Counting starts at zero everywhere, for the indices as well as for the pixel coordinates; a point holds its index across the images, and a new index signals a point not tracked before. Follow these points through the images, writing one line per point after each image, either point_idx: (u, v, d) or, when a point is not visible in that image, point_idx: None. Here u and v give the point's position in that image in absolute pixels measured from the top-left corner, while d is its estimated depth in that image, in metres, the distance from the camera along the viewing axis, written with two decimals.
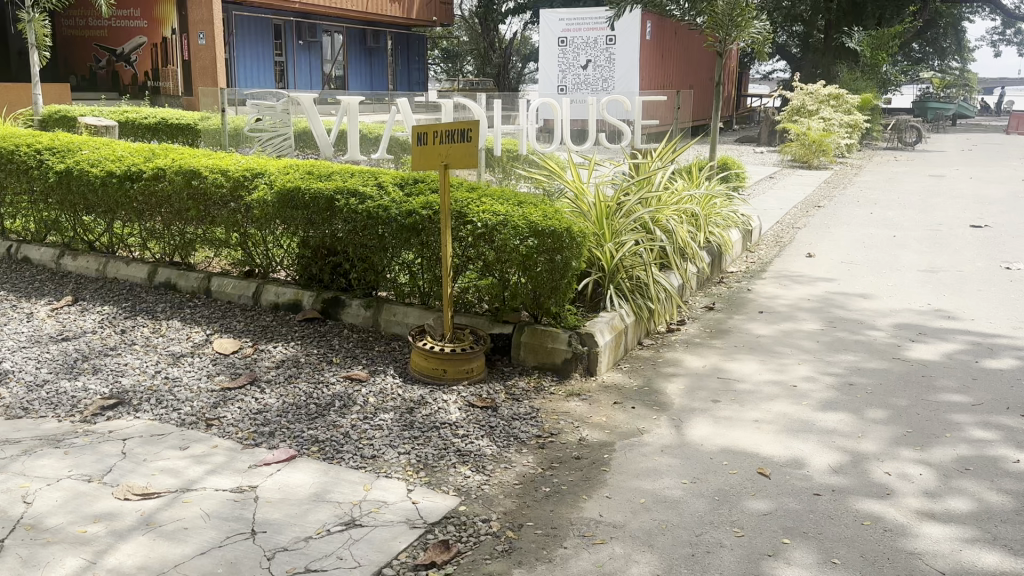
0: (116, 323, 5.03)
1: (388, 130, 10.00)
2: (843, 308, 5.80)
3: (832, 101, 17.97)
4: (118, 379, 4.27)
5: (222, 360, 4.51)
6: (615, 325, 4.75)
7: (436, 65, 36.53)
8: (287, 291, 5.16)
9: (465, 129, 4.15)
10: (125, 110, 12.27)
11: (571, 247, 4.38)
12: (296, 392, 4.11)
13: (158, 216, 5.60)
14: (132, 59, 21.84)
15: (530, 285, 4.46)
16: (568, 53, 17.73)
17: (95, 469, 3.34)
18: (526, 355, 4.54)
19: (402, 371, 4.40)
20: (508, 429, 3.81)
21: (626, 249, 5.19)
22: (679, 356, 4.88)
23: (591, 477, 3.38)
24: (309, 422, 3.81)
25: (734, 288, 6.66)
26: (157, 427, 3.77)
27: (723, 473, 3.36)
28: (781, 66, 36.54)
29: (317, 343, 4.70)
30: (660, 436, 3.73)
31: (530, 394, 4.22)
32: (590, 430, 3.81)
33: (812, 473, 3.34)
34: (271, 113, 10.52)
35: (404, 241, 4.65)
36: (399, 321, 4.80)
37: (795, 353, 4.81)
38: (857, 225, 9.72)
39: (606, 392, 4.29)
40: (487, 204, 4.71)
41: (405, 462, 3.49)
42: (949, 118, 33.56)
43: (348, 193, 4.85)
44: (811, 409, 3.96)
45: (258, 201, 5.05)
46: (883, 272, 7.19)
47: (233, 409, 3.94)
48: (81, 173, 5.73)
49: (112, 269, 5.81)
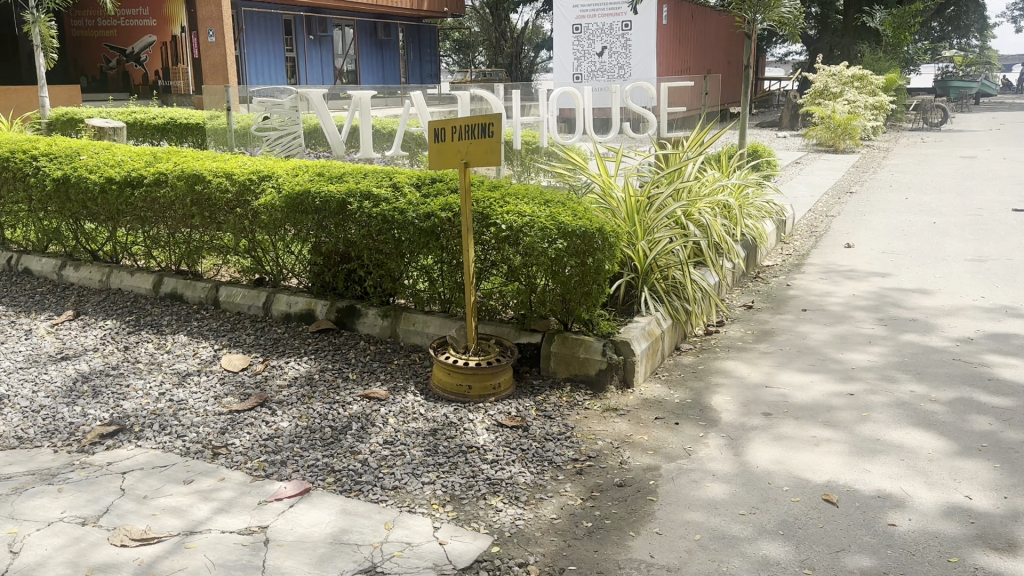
0: (119, 339, 4.74)
1: (403, 125, 9.65)
2: (900, 306, 5.65)
3: (857, 83, 17.48)
4: (119, 403, 3.97)
5: (231, 378, 4.20)
6: (651, 331, 4.40)
7: (448, 57, 36.17)
8: (299, 301, 4.85)
9: (487, 123, 3.80)
10: (133, 111, 11.99)
11: (602, 249, 4.03)
12: (310, 414, 3.79)
13: (161, 223, 5.30)
14: (142, 59, 21.61)
15: (559, 291, 4.11)
16: (583, 40, 17.34)
17: (91, 510, 3.04)
18: (557, 366, 4.20)
19: (423, 388, 4.07)
20: (542, 452, 3.48)
21: (660, 248, 4.83)
22: (723, 365, 4.57)
23: (638, 509, 3.06)
24: (324, 449, 3.49)
25: (773, 284, 6.32)
26: (159, 457, 3.46)
27: (785, 502, 3.11)
28: (799, 48, 35.82)
29: (332, 358, 4.38)
30: (711, 460, 3.45)
31: (563, 410, 3.89)
32: (633, 453, 3.49)
33: (883, 505, 3.10)
34: (279, 111, 10.03)
35: (422, 247, 4.32)
36: (419, 331, 4.48)
37: (851, 364, 4.56)
38: (895, 211, 9.32)
39: (647, 407, 3.97)
40: (510, 203, 4.36)
41: (430, 494, 3.16)
42: (973, 98, 32.80)
43: (361, 196, 4.52)
44: (877, 426, 3.80)
45: (265, 206, 4.73)
46: (930, 263, 6.84)
47: (243, 434, 3.63)
48: (80, 181, 5.44)
49: (116, 281, 5.53)
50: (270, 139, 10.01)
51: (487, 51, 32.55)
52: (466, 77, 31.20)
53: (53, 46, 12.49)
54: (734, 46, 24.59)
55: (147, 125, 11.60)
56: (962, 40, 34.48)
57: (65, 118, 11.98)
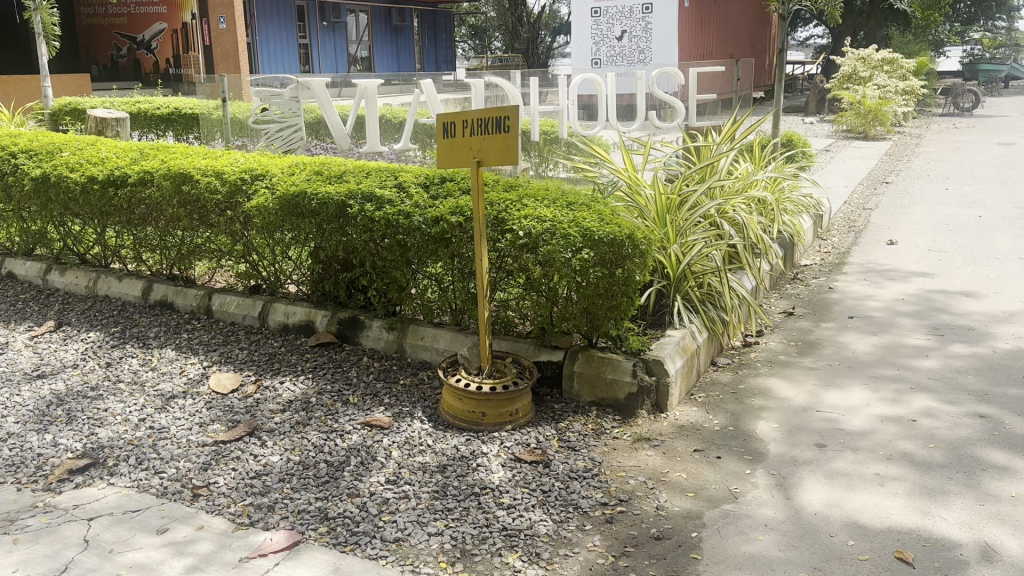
0: (102, 354, 4.34)
1: (413, 114, 8.90)
2: (954, 312, 5.15)
3: (887, 66, 16.81)
4: (94, 431, 3.56)
5: (219, 402, 3.78)
6: (686, 347, 3.95)
7: (463, 42, 35.64)
8: (297, 311, 4.43)
9: (502, 117, 3.34)
10: (138, 100, 11.62)
11: (633, 258, 3.57)
12: (304, 446, 3.37)
13: (148, 224, 4.88)
14: (152, 47, 21.42)
15: (583, 304, 3.65)
16: (602, 24, 16.74)
17: (48, 569, 2.63)
18: (581, 388, 3.75)
19: (432, 414, 3.64)
20: (566, 495, 3.03)
21: (695, 252, 4.36)
22: (765, 384, 4.11)
23: (680, 570, 2.63)
24: (318, 490, 3.07)
25: (813, 287, 5.83)
26: (133, 500, 3.06)
27: (852, 560, 2.66)
28: (821, 31, 34.86)
29: (332, 377, 3.95)
30: (761, 505, 2.98)
31: (588, 441, 3.44)
32: (670, 495, 3.05)
33: (967, 564, 2.63)
34: (279, 102, 9.45)
35: (430, 255, 3.87)
36: (428, 347, 4.05)
37: (907, 382, 4.08)
38: (935, 203, 8.78)
39: (684, 437, 3.52)
40: (527, 206, 3.92)
41: (437, 549, 2.73)
42: (1002, 82, 31.79)
43: (363, 198, 4.08)
44: (945, 457, 3.32)
45: (257, 208, 4.29)
46: (980, 263, 6.32)
47: (227, 471, 3.22)
48: (60, 180, 5.04)
49: (103, 287, 5.14)
50: (268, 132, 9.51)
51: (503, 35, 31.93)
52: (482, 62, 30.61)
53: (55, 33, 12.11)
54: (758, 28, 23.78)
55: (152, 114, 11.22)
56: (992, 22, 33.42)
57: (68, 108, 11.62)
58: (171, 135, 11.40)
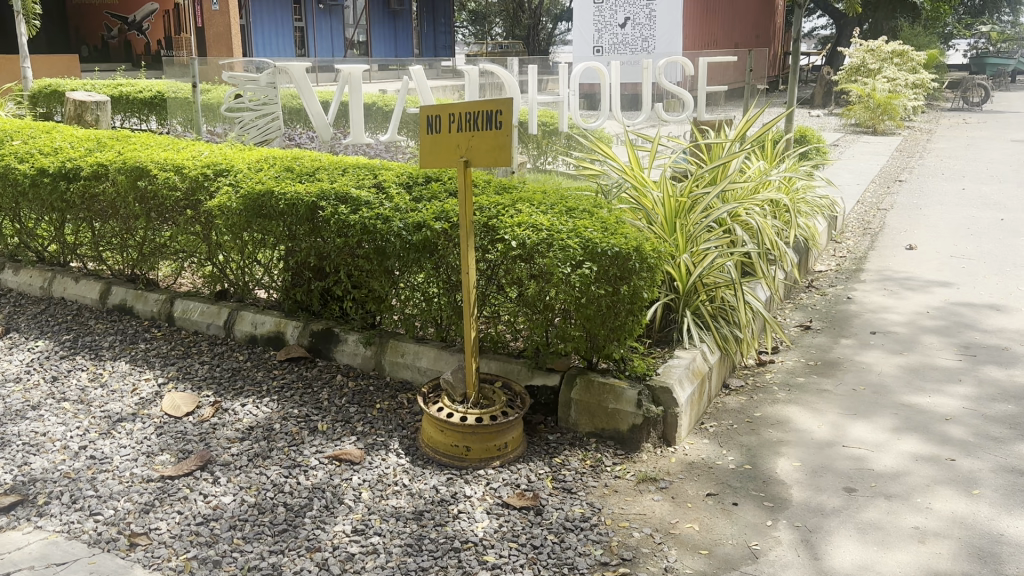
0: (48, 365, 3.92)
1: (401, 102, 8.37)
2: (983, 329, 4.73)
3: (897, 58, 16.29)
4: (27, 460, 3.13)
5: (171, 426, 3.37)
6: (697, 370, 3.54)
7: (464, 28, 35.35)
8: (266, 320, 4.01)
9: (495, 110, 2.92)
10: (120, 84, 11.18)
11: (640, 272, 3.17)
12: (261, 484, 2.96)
13: (103, 222, 4.46)
14: (143, 28, 20.97)
15: (582, 326, 3.23)
16: (605, 10, 15.98)
17: None
18: (579, 418, 3.34)
19: (410, 446, 3.23)
20: (559, 552, 2.61)
21: (708, 262, 3.94)
22: (783, 413, 3.69)
23: None
24: (273, 541, 2.65)
25: (830, 297, 5.42)
26: (60, 549, 2.62)
27: None
28: (825, 23, 34.20)
29: (302, 399, 3.54)
30: (784, 567, 2.57)
31: (586, 482, 3.04)
32: (681, 554, 2.64)
33: None
34: (254, 87, 8.84)
35: (411, 264, 3.45)
36: (409, 365, 3.63)
37: (939, 412, 3.67)
38: (954, 204, 8.34)
39: (695, 478, 3.11)
40: (522, 212, 3.50)
41: None
42: (1011, 75, 31.10)
43: (337, 198, 3.66)
44: (992, 509, 2.90)
45: (220, 207, 3.87)
46: (1006, 272, 5.89)
47: (171, 514, 2.80)
48: (9, 172, 4.62)
49: (59, 288, 4.73)
50: (244, 121, 8.87)
51: (503, 21, 31.32)
52: (483, 48, 30.00)
53: (36, 12, 11.65)
54: (763, 16, 23.15)
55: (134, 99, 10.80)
56: (1000, 15, 32.72)
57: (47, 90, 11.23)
58: (154, 120, 10.98)
